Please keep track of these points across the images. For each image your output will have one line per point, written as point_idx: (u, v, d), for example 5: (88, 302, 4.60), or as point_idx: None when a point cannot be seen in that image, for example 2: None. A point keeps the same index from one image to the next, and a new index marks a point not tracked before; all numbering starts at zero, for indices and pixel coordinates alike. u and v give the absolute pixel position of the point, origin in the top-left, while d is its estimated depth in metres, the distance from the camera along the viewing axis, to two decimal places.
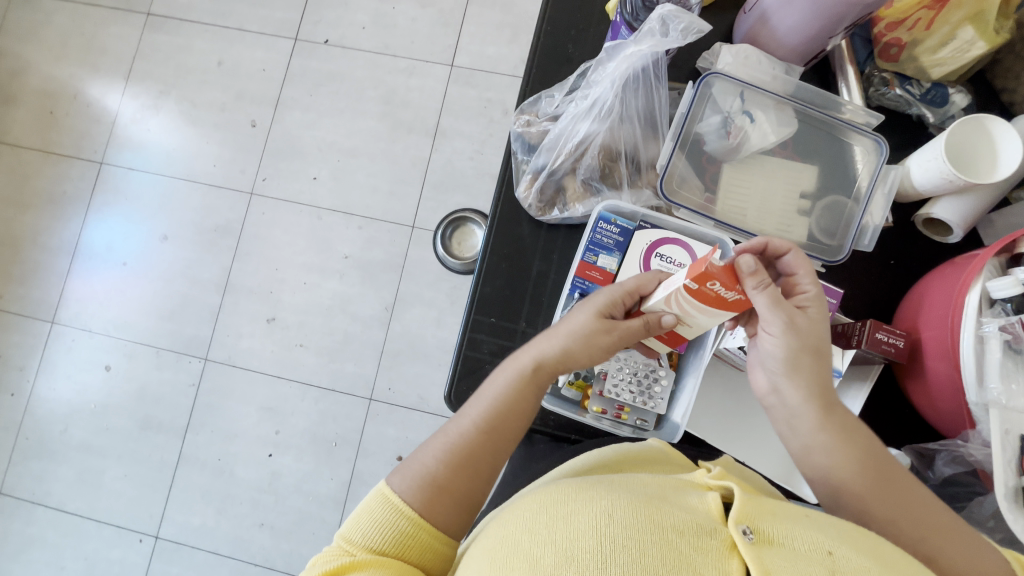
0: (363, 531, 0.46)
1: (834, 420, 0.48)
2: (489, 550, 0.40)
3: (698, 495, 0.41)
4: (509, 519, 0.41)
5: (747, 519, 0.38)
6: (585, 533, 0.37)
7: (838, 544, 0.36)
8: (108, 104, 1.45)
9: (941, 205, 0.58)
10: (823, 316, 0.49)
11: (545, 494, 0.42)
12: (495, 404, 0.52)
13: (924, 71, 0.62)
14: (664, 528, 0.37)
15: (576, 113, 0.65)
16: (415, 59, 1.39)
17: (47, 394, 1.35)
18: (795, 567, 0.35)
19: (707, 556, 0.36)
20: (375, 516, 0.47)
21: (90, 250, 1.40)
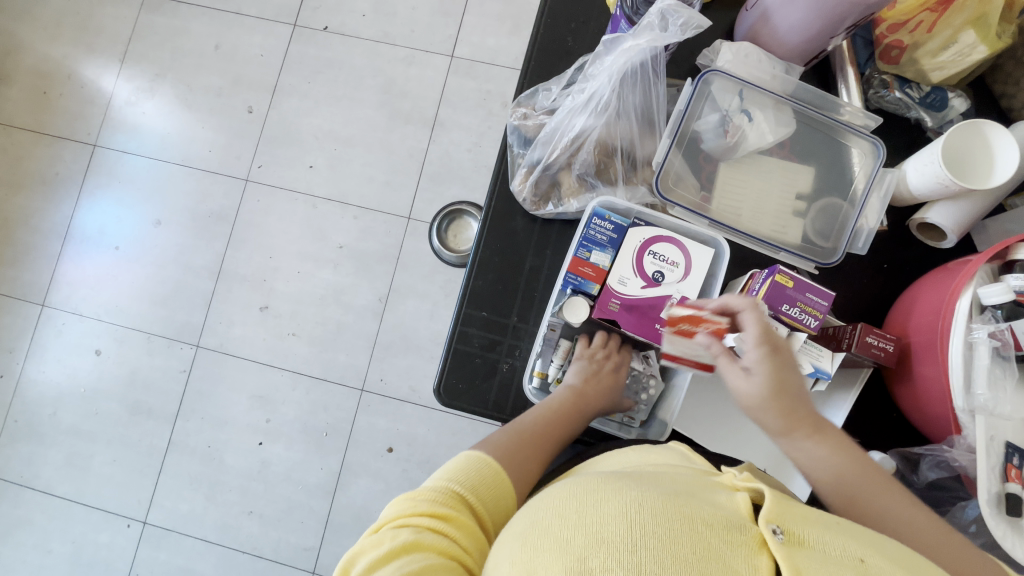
0: (470, 486, 0.48)
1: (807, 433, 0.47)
2: (518, 532, 0.39)
3: (726, 494, 0.41)
4: (541, 505, 0.40)
5: (777, 519, 0.38)
6: (616, 521, 0.36)
7: (869, 552, 0.36)
8: (103, 86, 1.44)
9: (936, 210, 0.58)
10: (771, 365, 0.48)
11: (576, 484, 0.41)
12: (552, 408, 0.59)
13: (923, 74, 0.61)
14: (694, 520, 0.37)
15: (572, 107, 0.64)
16: (414, 48, 1.37)
17: (37, 376, 1.34)
18: (824, 569, 0.34)
19: (737, 551, 0.36)
20: (482, 474, 0.50)
21: (83, 232, 1.39)
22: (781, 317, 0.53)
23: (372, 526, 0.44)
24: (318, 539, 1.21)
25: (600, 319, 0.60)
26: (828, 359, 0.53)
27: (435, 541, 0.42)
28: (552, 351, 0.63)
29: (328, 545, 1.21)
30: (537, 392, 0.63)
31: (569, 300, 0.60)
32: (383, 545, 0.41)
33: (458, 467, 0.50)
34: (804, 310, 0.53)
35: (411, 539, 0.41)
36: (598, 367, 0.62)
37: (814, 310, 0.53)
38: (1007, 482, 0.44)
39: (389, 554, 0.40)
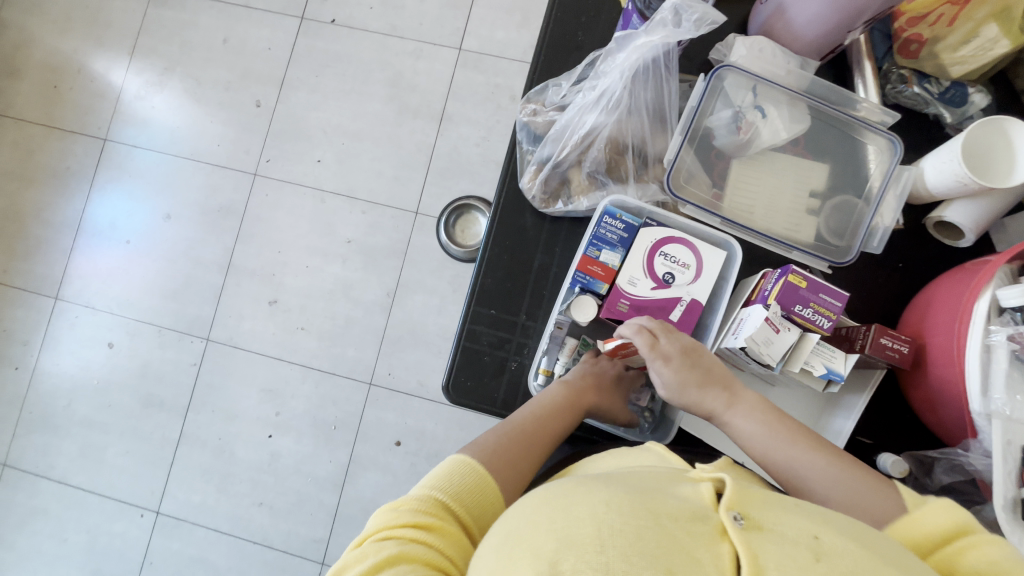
0: (456, 492, 0.48)
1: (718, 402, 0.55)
2: (492, 544, 0.39)
3: (691, 486, 0.42)
4: (512, 518, 0.40)
5: (737, 505, 0.39)
6: (582, 520, 0.36)
7: (823, 530, 0.37)
8: (113, 80, 1.44)
9: (954, 209, 0.56)
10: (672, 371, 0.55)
11: (547, 488, 0.41)
12: (539, 404, 0.59)
13: (943, 69, 0.59)
14: (658, 514, 0.37)
15: (583, 104, 0.64)
16: (422, 41, 1.36)
17: (51, 368, 1.37)
18: (782, 552, 0.35)
19: (700, 540, 0.36)
20: (468, 481, 0.50)
21: (94, 226, 1.40)
22: (793, 317, 0.53)
23: (354, 541, 0.44)
24: (327, 530, 1.22)
25: (608, 318, 0.60)
26: (842, 360, 0.53)
27: (420, 551, 0.42)
28: (558, 349, 0.63)
29: (337, 536, 1.22)
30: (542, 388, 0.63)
31: (577, 299, 0.60)
32: (367, 559, 0.41)
33: (443, 473, 0.50)
34: (817, 311, 0.52)
35: (396, 551, 0.41)
36: (602, 373, 0.64)
37: (827, 311, 0.52)
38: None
39: (374, 567, 0.40)
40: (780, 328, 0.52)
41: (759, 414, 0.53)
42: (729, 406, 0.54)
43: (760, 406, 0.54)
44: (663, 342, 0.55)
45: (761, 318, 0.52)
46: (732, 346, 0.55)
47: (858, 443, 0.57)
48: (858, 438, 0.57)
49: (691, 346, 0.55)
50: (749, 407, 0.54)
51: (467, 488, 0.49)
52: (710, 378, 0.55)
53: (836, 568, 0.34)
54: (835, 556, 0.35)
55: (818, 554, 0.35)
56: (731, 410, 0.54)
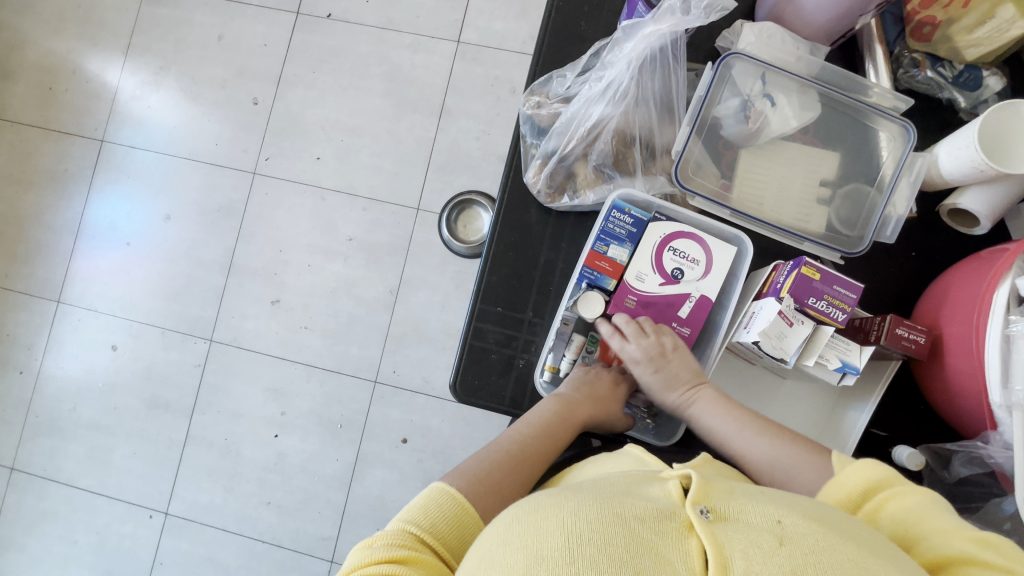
0: (430, 525, 0.46)
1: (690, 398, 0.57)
2: (468, 569, 0.38)
3: (659, 485, 0.42)
4: (484, 539, 0.39)
5: (704, 500, 0.40)
6: (552, 533, 0.36)
7: (786, 514, 0.38)
8: (108, 79, 1.42)
9: (969, 195, 0.55)
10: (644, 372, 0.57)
11: (517, 506, 0.40)
12: (527, 421, 0.58)
13: (957, 52, 0.58)
14: (626, 517, 0.38)
15: (589, 96, 0.62)
16: (420, 34, 1.34)
17: (56, 371, 1.36)
18: (747, 539, 0.36)
19: (668, 537, 0.37)
20: (444, 511, 0.48)
21: (93, 228, 1.39)
22: (806, 309, 0.52)
23: None
24: (335, 529, 1.23)
25: (615, 314, 0.60)
26: (857, 353, 0.52)
27: None
28: (565, 345, 0.62)
29: (345, 534, 1.22)
30: (549, 385, 0.62)
31: (584, 295, 0.59)
32: None
33: (420, 503, 0.48)
34: (831, 303, 0.51)
35: None
36: (597, 378, 0.62)
37: (841, 303, 0.51)
38: None
39: None
40: (793, 321, 0.51)
41: (720, 407, 0.55)
42: (690, 400, 0.57)
43: (724, 401, 0.56)
44: (627, 348, 0.58)
45: (775, 312, 0.51)
46: (744, 340, 0.54)
47: (872, 435, 0.56)
48: (871, 430, 0.56)
49: (659, 344, 0.57)
50: (708, 401, 0.56)
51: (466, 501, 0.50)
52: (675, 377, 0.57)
53: (798, 550, 0.35)
54: (797, 538, 0.36)
55: (781, 539, 0.36)
56: (693, 404, 0.56)
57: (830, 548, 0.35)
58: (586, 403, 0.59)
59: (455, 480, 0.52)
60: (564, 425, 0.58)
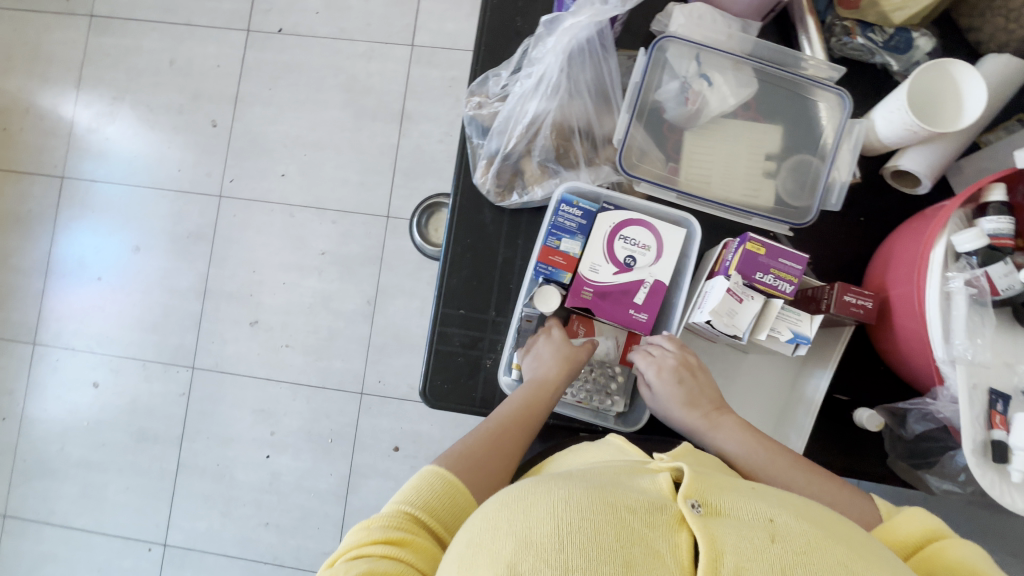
0: (424, 504, 0.45)
1: (720, 420, 0.54)
2: (455, 553, 0.36)
3: (650, 478, 0.41)
4: (474, 521, 0.37)
5: (696, 493, 0.39)
6: (543, 520, 0.35)
7: (778, 513, 0.37)
8: (63, 114, 1.40)
9: (909, 156, 0.56)
10: (675, 387, 0.55)
11: (508, 490, 0.39)
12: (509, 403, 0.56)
13: (885, 16, 0.59)
14: (617, 507, 0.36)
15: (523, 92, 0.62)
16: (373, 41, 1.33)
17: (39, 414, 1.35)
18: (738, 534, 0.35)
19: (659, 530, 0.36)
20: (435, 490, 0.46)
21: (64, 266, 1.38)
22: (755, 285, 0.52)
23: (329, 560, 0.41)
24: (336, 542, 1.23)
25: (574, 307, 0.59)
26: (807, 323, 0.53)
27: (391, 568, 0.39)
28: None
29: None
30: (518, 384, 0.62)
31: (541, 290, 0.59)
32: None
33: (411, 484, 0.47)
34: (778, 276, 0.52)
35: (365, 570, 0.38)
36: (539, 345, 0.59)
37: (788, 276, 0.52)
38: (992, 429, 0.43)
39: None
40: (743, 298, 0.52)
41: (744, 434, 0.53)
42: (712, 425, 0.54)
43: (744, 426, 0.54)
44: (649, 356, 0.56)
45: (723, 290, 0.51)
46: (698, 320, 0.54)
47: (835, 400, 0.57)
48: (834, 396, 0.57)
49: (685, 359, 0.56)
50: (731, 426, 0.54)
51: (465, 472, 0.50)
52: (703, 396, 0.55)
53: (790, 548, 0.34)
54: (789, 537, 0.35)
55: (773, 535, 0.35)
56: (715, 428, 0.54)
57: (822, 549, 0.34)
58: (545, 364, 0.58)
59: (453, 459, 0.51)
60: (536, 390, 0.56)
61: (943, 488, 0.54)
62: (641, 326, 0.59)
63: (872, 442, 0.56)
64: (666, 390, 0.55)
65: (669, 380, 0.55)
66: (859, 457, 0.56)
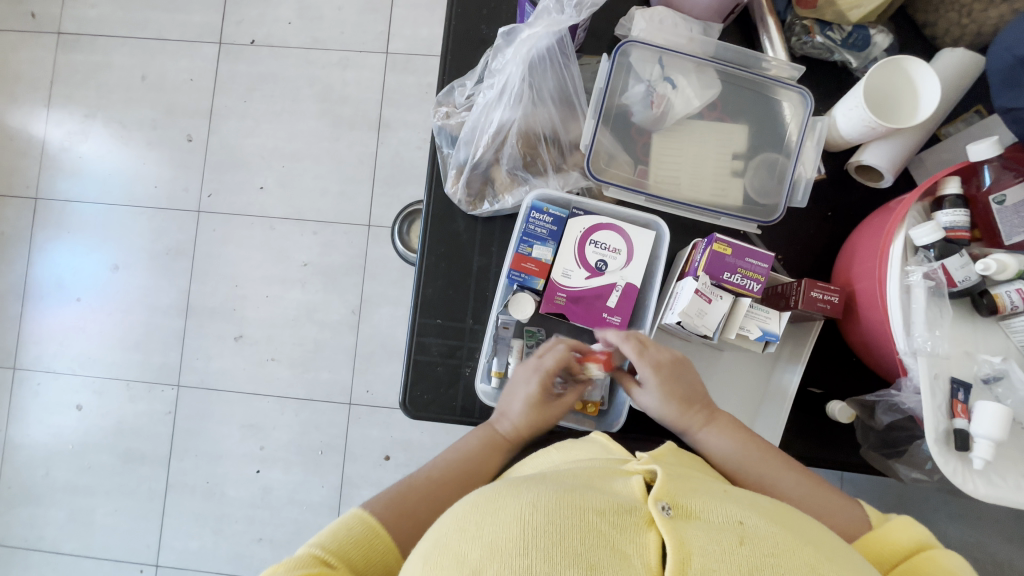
0: (337, 547, 0.43)
1: (716, 420, 0.53)
2: (419, 554, 0.36)
3: (624, 480, 0.41)
4: (441, 525, 0.37)
5: (666, 496, 0.38)
6: (508, 523, 0.34)
7: (747, 515, 0.36)
8: (34, 133, 1.38)
9: (871, 151, 0.57)
10: (664, 389, 0.54)
11: (477, 493, 0.38)
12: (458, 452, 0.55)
13: (842, 14, 0.59)
14: (586, 508, 0.35)
15: (487, 102, 0.62)
16: (347, 50, 1.33)
17: (22, 440, 1.33)
18: (706, 537, 0.34)
19: (627, 531, 0.35)
20: (353, 534, 0.44)
21: (41, 287, 1.36)
22: (723, 284, 0.53)
23: None
24: None
25: (548, 312, 0.60)
26: (775, 320, 0.54)
27: None
28: (507, 351, 0.61)
29: None
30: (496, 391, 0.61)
31: (515, 297, 0.60)
32: None
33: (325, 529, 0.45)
34: (745, 275, 0.53)
35: None
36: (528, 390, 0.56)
37: (755, 274, 0.53)
38: (955, 418, 0.44)
39: None
40: (712, 298, 0.53)
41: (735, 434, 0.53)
42: (705, 424, 0.54)
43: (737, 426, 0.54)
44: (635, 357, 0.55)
45: (692, 291, 0.52)
46: (669, 321, 0.55)
47: (809, 393, 0.58)
48: (808, 389, 0.58)
49: (673, 361, 0.55)
50: (726, 425, 0.53)
51: (440, 480, 0.52)
52: (694, 397, 0.54)
53: (759, 550, 0.33)
54: (759, 539, 0.34)
55: (742, 537, 0.34)
56: (707, 426, 0.53)
57: (790, 553, 0.33)
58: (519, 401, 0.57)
59: (433, 467, 0.54)
60: (501, 426, 0.57)
61: (914, 476, 0.55)
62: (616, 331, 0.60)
63: (845, 433, 0.57)
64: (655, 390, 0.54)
65: (659, 382, 0.54)
66: (832, 447, 0.57)
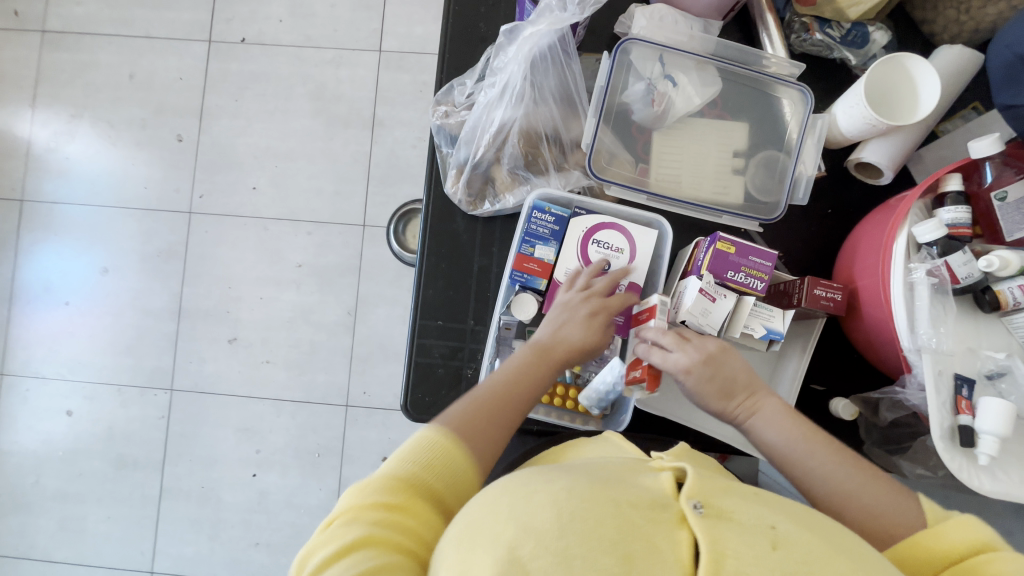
0: (421, 465, 0.42)
1: (762, 408, 0.49)
2: (454, 535, 0.36)
3: (653, 476, 0.40)
4: (473, 506, 0.37)
5: (698, 494, 0.37)
6: (543, 508, 0.34)
7: (780, 519, 0.35)
8: (18, 133, 1.35)
9: (870, 149, 0.57)
10: (698, 381, 0.50)
11: (509, 478, 0.38)
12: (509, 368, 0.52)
13: (841, 11, 0.58)
14: (619, 502, 0.35)
15: (488, 101, 0.62)
16: (340, 48, 1.31)
17: (11, 447, 1.30)
18: (740, 540, 0.33)
19: (660, 526, 0.35)
20: (430, 453, 0.43)
21: (28, 291, 1.33)
22: (727, 283, 0.53)
23: (324, 521, 0.39)
24: None
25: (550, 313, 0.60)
26: (780, 318, 0.53)
27: (390, 535, 0.37)
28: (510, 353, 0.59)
29: None
30: None
31: (517, 298, 0.58)
32: (331, 544, 0.36)
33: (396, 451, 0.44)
34: (749, 273, 0.53)
35: (365, 533, 0.36)
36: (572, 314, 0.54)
37: (758, 273, 0.53)
38: (959, 414, 0.44)
39: (336, 555, 0.35)
40: (716, 297, 0.53)
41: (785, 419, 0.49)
42: (751, 411, 0.50)
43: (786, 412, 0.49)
44: (669, 359, 0.51)
45: (696, 290, 0.52)
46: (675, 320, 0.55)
47: (812, 391, 0.58)
48: (810, 386, 0.59)
49: (704, 351, 0.51)
50: (774, 411, 0.49)
51: (503, 398, 0.50)
52: (733, 386, 0.50)
53: (792, 556, 0.32)
54: (793, 544, 0.33)
55: (775, 542, 0.33)
56: (754, 414, 0.49)
57: (823, 560, 0.32)
58: (578, 325, 0.54)
59: (494, 380, 0.51)
60: (552, 343, 0.53)
61: (918, 474, 0.55)
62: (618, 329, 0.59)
63: (848, 430, 0.57)
64: (689, 383, 0.50)
65: (692, 376, 0.50)
66: None
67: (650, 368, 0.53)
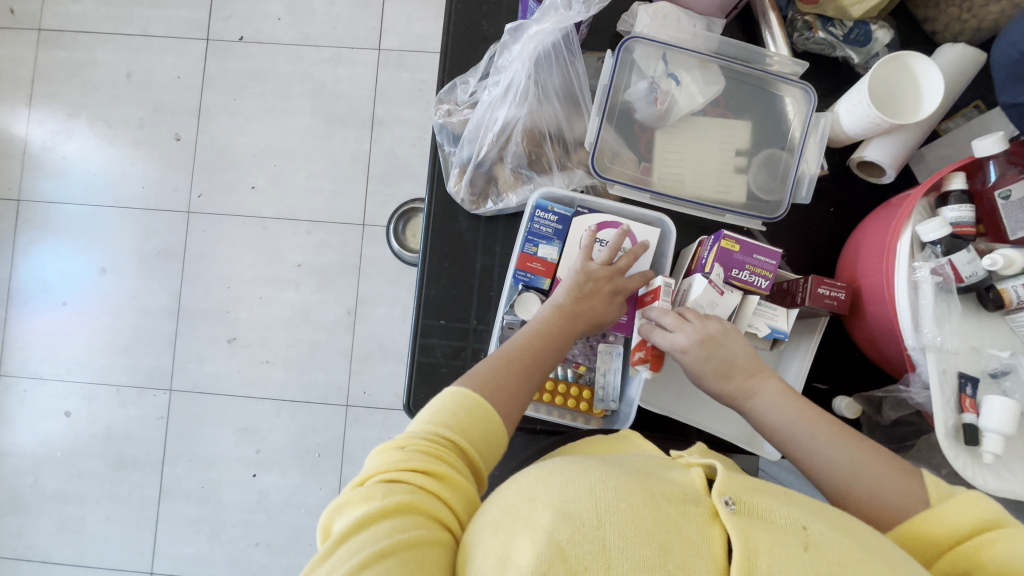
0: (457, 425, 0.43)
1: (762, 389, 0.50)
2: (488, 514, 0.37)
3: (683, 471, 0.41)
4: (509, 488, 0.38)
5: (729, 490, 0.38)
6: (581, 496, 0.35)
7: (812, 518, 0.36)
8: (15, 132, 1.34)
9: (873, 147, 0.57)
10: (696, 359, 0.51)
11: (544, 465, 0.39)
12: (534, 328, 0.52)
13: (843, 10, 0.58)
14: (654, 494, 0.36)
15: (492, 100, 0.61)
16: (339, 47, 1.31)
17: (9, 448, 1.29)
18: (772, 540, 0.34)
19: (692, 520, 0.36)
20: (463, 413, 0.44)
21: (26, 291, 1.32)
22: (731, 281, 0.53)
23: (359, 477, 0.41)
24: None
25: None
26: (784, 317, 0.54)
27: (427, 503, 0.38)
28: None
29: None
30: None
31: (521, 297, 0.58)
32: (371, 502, 0.38)
33: (436, 411, 0.44)
34: (753, 272, 0.53)
35: (405, 500, 0.38)
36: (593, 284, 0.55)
37: (763, 271, 0.53)
38: (963, 413, 0.44)
39: (379, 513, 0.37)
40: (724, 290, 0.53)
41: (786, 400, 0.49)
42: (750, 393, 0.50)
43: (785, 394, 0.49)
44: (670, 338, 0.52)
45: (703, 284, 0.52)
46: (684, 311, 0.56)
47: (815, 389, 0.58)
48: (813, 385, 0.59)
49: (704, 331, 0.51)
50: (773, 393, 0.49)
51: (530, 357, 0.51)
52: (732, 368, 0.50)
53: (824, 558, 0.33)
54: (825, 545, 0.33)
55: (807, 543, 0.34)
56: (754, 396, 0.50)
57: (856, 563, 0.33)
58: (601, 299, 0.55)
59: (521, 337, 0.52)
60: (572, 309, 0.54)
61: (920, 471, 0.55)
62: (622, 326, 0.61)
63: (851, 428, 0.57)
64: (688, 360, 0.51)
65: (690, 353, 0.51)
66: None
67: (653, 349, 0.56)
